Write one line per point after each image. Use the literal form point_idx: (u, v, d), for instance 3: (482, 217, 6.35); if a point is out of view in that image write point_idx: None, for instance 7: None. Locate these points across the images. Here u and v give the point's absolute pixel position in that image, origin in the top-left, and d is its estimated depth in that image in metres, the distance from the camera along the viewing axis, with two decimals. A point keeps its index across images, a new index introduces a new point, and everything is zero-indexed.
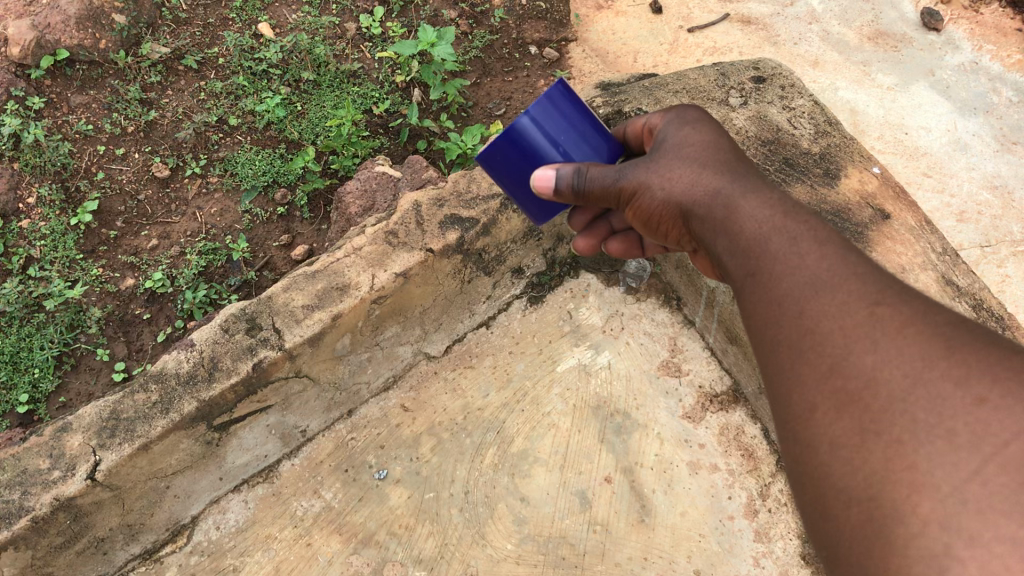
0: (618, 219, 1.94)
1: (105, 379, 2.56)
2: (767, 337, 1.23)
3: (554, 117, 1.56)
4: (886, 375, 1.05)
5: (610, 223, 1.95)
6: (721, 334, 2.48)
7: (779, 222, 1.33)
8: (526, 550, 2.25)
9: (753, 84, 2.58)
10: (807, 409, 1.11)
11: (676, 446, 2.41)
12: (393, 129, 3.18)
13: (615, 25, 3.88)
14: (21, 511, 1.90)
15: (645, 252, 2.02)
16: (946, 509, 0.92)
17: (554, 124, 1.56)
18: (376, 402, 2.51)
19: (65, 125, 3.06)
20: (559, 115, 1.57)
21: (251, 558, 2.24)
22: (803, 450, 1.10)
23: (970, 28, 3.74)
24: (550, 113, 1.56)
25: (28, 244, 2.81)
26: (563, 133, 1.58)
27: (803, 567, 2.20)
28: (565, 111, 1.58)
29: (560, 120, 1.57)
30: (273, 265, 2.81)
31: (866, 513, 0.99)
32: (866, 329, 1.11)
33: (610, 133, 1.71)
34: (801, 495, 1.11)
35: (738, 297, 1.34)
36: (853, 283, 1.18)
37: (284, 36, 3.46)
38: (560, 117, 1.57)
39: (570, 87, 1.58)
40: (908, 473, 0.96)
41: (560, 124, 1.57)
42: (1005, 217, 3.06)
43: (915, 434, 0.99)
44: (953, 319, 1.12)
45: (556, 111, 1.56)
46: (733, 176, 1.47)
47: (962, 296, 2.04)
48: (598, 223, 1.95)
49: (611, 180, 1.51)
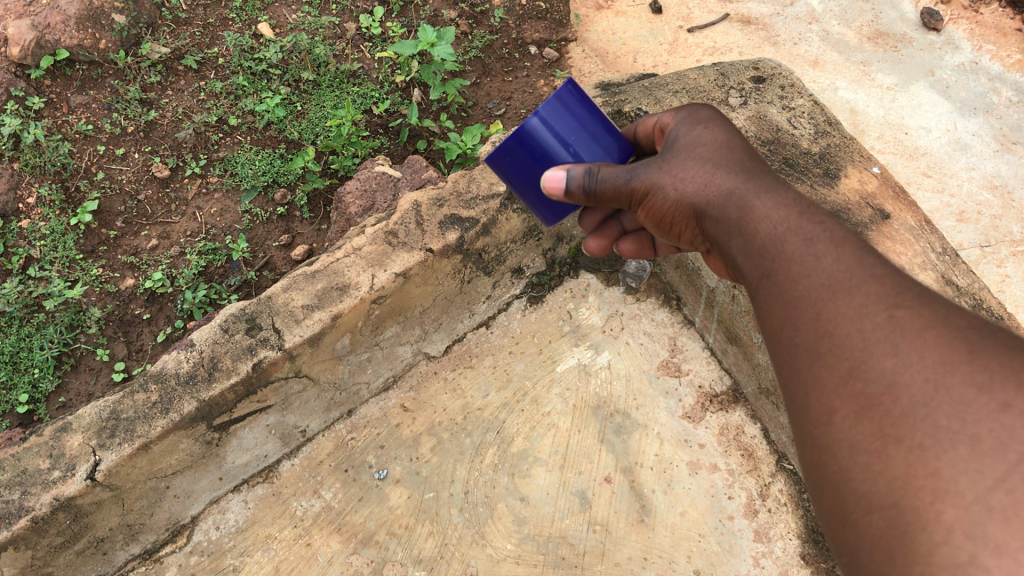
0: (630, 219, 1.93)
1: (105, 379, 2.56)
2: (784, 340, 1.24)
3: (564, 118, 1.56)
4: (907, 378, 1.05)
5: (621, 224, 1.95)
6: (721, 334, 2.48)
7: (794, 223, 1.34)
8: (526, 550, 2.25)
9: (754, 84, 2.58)
10: (826, 413, 1.12)
11: (676, 447, 2.41)
12: (393, 129, 3.18)
13: (615, 25, 3.88)
14: (21, 511, 1.90)
15: (657, 252, 2.01)
16: (971, 517, 0.91)
17: (564, 125, 1.56)
18: (376, 402, 2.52)
19: (66, 126, 3.07)
20: (569, 115, 1.57)
21: (251, 558, 2.24)
22: (822, 455, 1.11)
23: (970, 29, 3.74)
24: (560, 113, 1.56)
25: (28, 244, 2.81)
26: (572, 134, 1.58)
27: (803, 567, 2.20)
28: (574, 111, 1.57)
29: (570, 121, 1.57)
30: (273, 265, 2.81)
31: (888, 519, 0.98)
32: (885, 332, 1.10)
33: (620, 132, 1.71)
34: (820, 500, 1.11)
35: (754, 298, 1.35)
36: (871, 285, 1.18)
37: (284, 36, 3.46)
38: (570, 118, 1.57)
39: (580, 87, 1.58)
40: (931, 480, 0.96)
41: (570, 125, 1.57)
42: (1005, 217, 3.06)
43: (938, 440, 0.98)
44: (976, 323, 1.11)
45: (566, 112, 1.56)
46: (747, 175, 1.47)
47: (962, 295, 2.04)
48: (609, 224, 1.95)
49: (623, 180, 1.51)
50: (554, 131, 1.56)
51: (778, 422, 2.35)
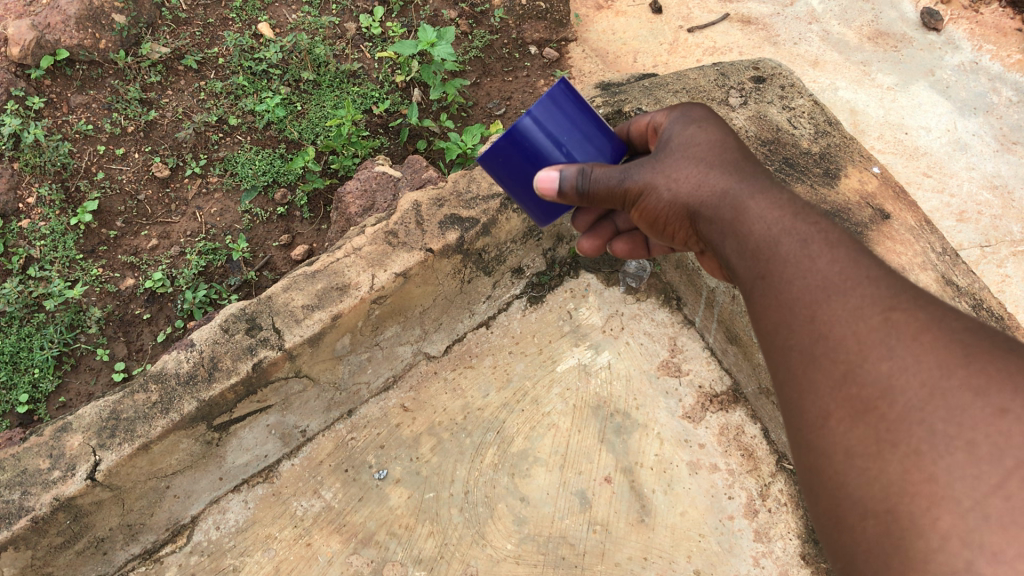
0: (623, 219, 1.93)
1: (105, 379, 2.56)
2: (779, 342, 1.24)
3: (556, 117, 1.56)
4: (902, 382, 1.05)
5: (615, 224, 1.95)
6: (721, 334, 2.48)
7: (788, 224, 1.34)
8: (526, 550, 2.25)
9: (753, 84, 2.58)
10: (821, 416, 1.12)
11: (676, 447, 2.41)
12: (393, 129, 3.18)
13: (615, 25, 3.88)
14: (21, 511, 1.90)
15: (650, 253, 2.02)
16: (967, 524, 0.91)
17: (556, 124, 1.56)
18: (376, 401, 2.52)
19: (65, 125, 3.07)
20: (560, 115, 1.57)
21: (251, 558, 2.24)
22: (817, 458, 1.11)
23: (970, 28, 3.73)
24: (552, 112, 1.56)
25: (28, 244, 2.81)
26: (564, 133, 1.57)
27: (803, 567, 2.20)
28: (566, 110, 1.57)
29: (562, 120, 1.57)
30: (273, 265, 2.81)
31: (884, 525, 0.99)
32: (880, 335, 1.10)
33: (613, 132, 1.71)
34: (815, 504, 1.11)
35: (748, 299, 1.35)
36: (866, 287, 1.18)
37: (284, 36, 3.45)
38: (562, 117, 1.57)
39: (572, 86, 1.58)
40: (927, 486, 0.96)
41: (562, 125, 1.57)
42: (1005, 217, 3.06)
43: (934, 445, 0.98)
44: (971, 325, 1.11)
45: (558, 111, 1.56)
46: (741, 175, 1.47)
47: (962, 296, 2.04)
48: (603, 224, 1.95)
49: (617, 180, 1.51)
50: (546, 131, 1.56)
51: (778, 422, 2.35)
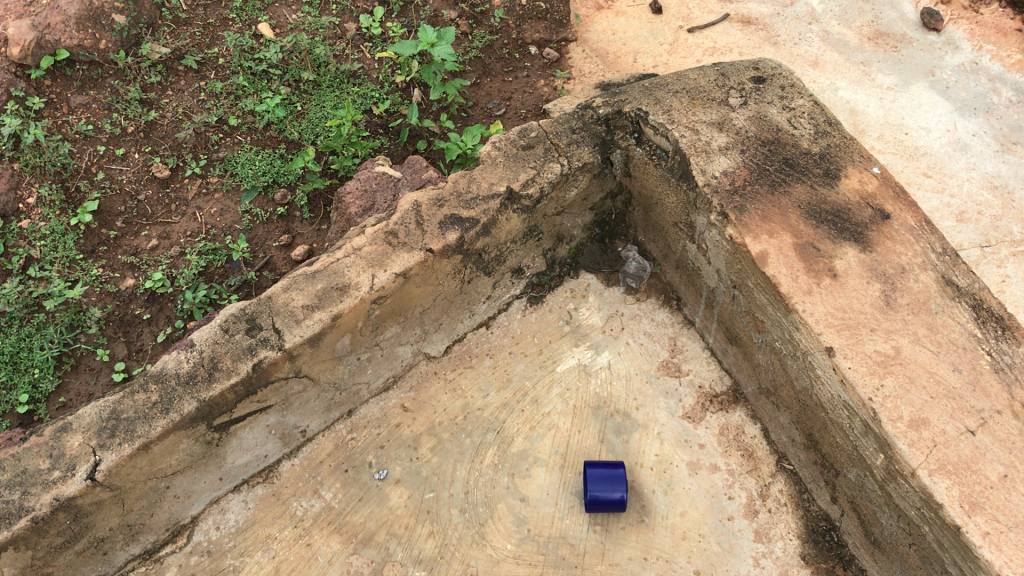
0: (610, 503, 2.23)
1: (105, 380, 2.58)
2: None
3: (608, 480, 2.24)
4: None
5: (611, 504, 2.24)
6: (721, 334, 2.50)
7: None
8: (526, 550, 2.24)
9: (753, 84, 2.57)
10: None
11: (676, 446, 2.41)
12: (393, 129, 3.19)
13: (615, 25, 3.85)
14: (21, 511, 1.90)
15: (610, 506, 2.24)
16: None
17: (604, 497, 2.22)
18: (376, 401, 2.54)
19: (65, 125, 3.05)
20: (609, 468, 2.27)
21: (251, 558, 2.25)
22: None
23: (970, 29, 3.73)
24: (607, 482, 2.24)
25: (28, 244, 2.81)
26: (606, 489, 2.23)
27: (802, 567, 2.20)
28: (616, 490, 2.23)
29: (610, 486, 2.23)
30: (273, 265, 2.82)
31: None
32: None
33: (616, 500, 2.23)
34: None
35: None
36: None
37: (284, 36, 3.45)
38: (612, 472, 2.26)
39: (614, 496, 2.22)
40: None
41: (608, 495, 2.22)
42: (1005, 217, 3.05)
43: None
44: None
45: (618, 477, 2.24)
46: None
47: (961, 297, 2.02)
48: (611, 503, 2.24)
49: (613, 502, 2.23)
50: (597, 495, 2.23)
51: (777, 422, 2.35)
